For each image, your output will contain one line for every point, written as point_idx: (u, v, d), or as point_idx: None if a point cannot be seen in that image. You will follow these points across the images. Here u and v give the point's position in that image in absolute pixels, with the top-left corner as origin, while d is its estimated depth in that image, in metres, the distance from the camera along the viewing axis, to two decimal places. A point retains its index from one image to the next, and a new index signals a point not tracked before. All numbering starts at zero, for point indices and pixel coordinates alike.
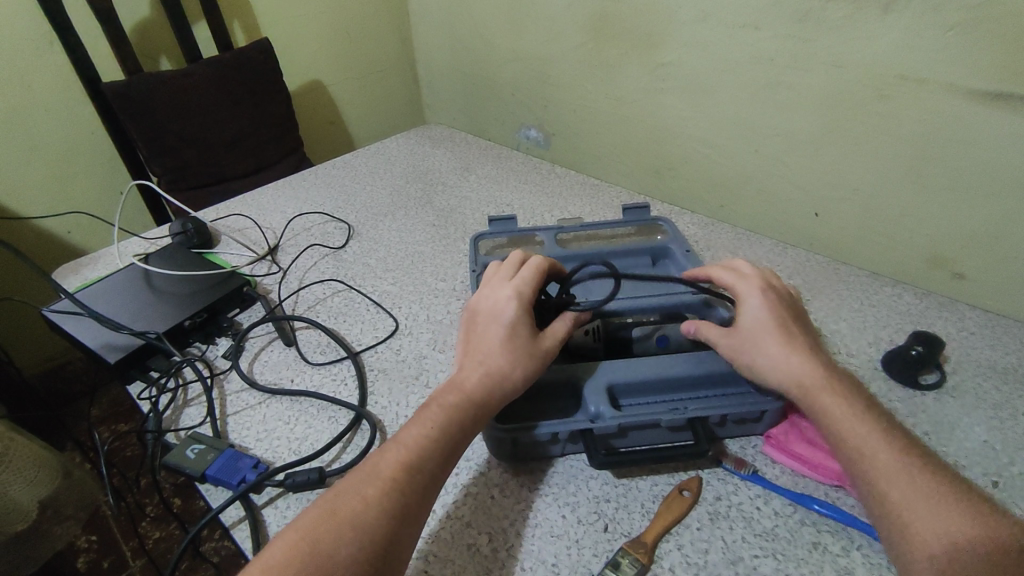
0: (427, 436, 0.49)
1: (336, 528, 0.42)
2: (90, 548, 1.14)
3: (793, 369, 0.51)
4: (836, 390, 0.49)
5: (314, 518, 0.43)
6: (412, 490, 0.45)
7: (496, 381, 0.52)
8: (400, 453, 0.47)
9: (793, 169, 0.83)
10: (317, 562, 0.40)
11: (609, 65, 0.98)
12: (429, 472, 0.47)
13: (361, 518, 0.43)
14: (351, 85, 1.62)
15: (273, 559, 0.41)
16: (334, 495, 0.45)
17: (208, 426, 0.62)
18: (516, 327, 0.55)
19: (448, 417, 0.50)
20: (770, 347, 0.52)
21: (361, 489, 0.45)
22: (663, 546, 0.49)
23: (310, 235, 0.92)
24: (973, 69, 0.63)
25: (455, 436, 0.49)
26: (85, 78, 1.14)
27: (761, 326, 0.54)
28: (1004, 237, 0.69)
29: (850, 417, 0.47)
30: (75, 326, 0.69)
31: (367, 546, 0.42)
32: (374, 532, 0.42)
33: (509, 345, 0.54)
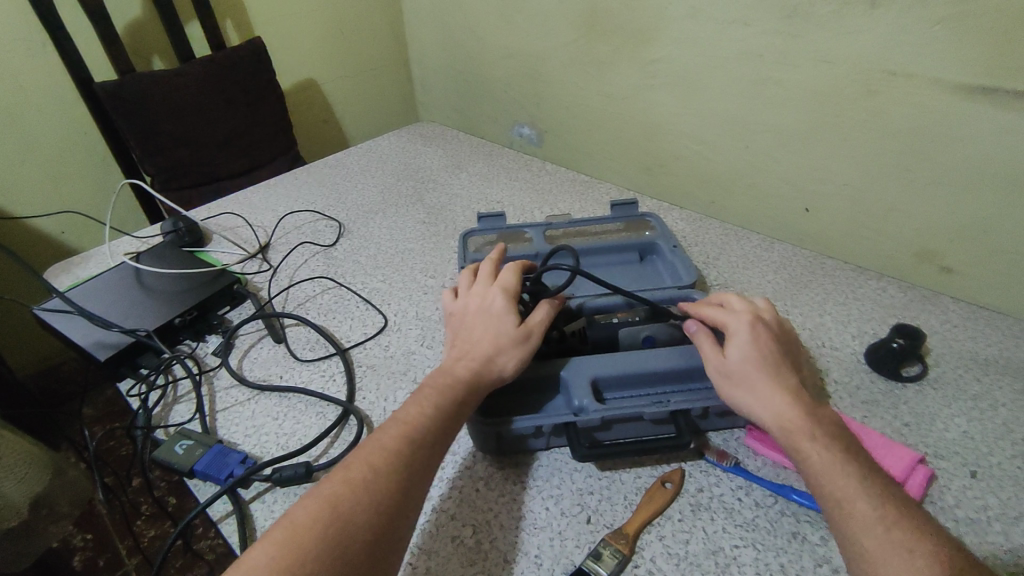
0: (428, 411, 0.49)
1: (353, 493, 0.43)
2: (85, 546, 1.14)
3: (777, 412, 0.48)
4: (819, 436, 0.46)
5: (333, 484, 0.43)
6: (419, 459, 0.46)
7: (484, 367, 0.53)
8: (404, 427, 0.48)
9: (780, 164, 0.84)
10: (338, 524, 0.41)
11: (600, 62, 0.99)
12: (433, 444, 0.48)
13: (375, 484, 0.43)
14: (346, 83, 1.62)
15: (295, 520, 0.41)
16: (347, 464, 0.45)
17: (197, 422, 0.62)
18: (499, 317, 0.56)
19: (443, 396, 0.50)
20: (758, 387, 0.49)
21: (371, 458, 0.45)
22: (644, 537, 0.49)
23: (301, 233, 0.93)
24: (957, 63, 0.64)
25: (452, 413, 0.50)
26: (78, 78, 1.14)
27: (747, 365, 0.50)
28: (987, 230, 0.69)
29: (831, 465, 0.44)
30: (66, 324, 0.69)
31: (383, 510, 0.42)
32: (389, 498, 0.43)
33: (496, 333, 0.55)
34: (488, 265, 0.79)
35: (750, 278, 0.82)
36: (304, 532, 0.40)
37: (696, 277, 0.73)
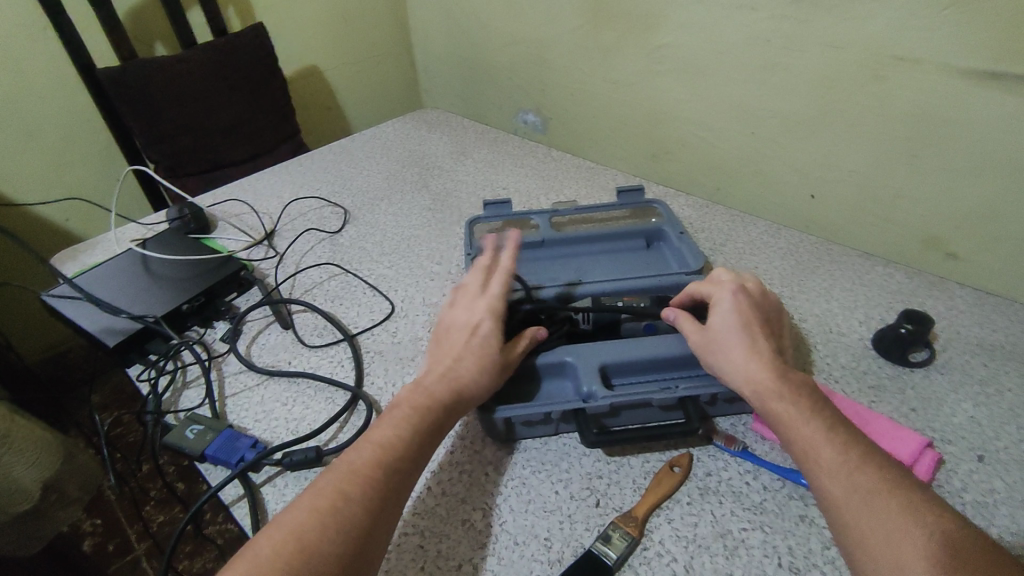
0: (400, 434, 0.48)
1: (321, 523, 0.41)
2: (95, 531, 1.15)
3: (749, 371, 0.49)
4: (789, 393, 0.47)
5: (300, 513, 0.42)
6: (391, 486, 0.45)
7: (460, 387, 0.52)
8: (376, 450, 0.47)
9: (788, 150, 0.84)
10: (306, 559, 0.39)
11: (606, 47, 0.98)
12: (404, 470, 0.47)
13: (344, 514, 0.42)
14: (348, 70, 1.61)
15: (259, 551, 0.40)
16: (316, 490, 0.44)
17: (207, 407, 0.63)
18: (487, 343, 0.55)
19: (421, 418, 0.50)
20: (733, 352, 0.51)
21: (339, 483, 0.44)
22: (653, 520, 0.50)
23: (306, 220, 0.93)
24: (968, 48, 0.63)
25: (425, 437, 0.49)
26: (80, 65, 1.14)
27: (722, 329, 0.52)
28: (996, 217, 0.69)
29: (801, 420, 0.45)
30: (74, 310, 0.70)
31: (350, 540, 0.41)
32: (358, 528, 0.42)
33: (476, 355, 0.54)
34: (494, 252, 0.79)
35: (757, 264, 0.82)
36: (268, 563, 0.39)
37: (703, 262, 0.73)
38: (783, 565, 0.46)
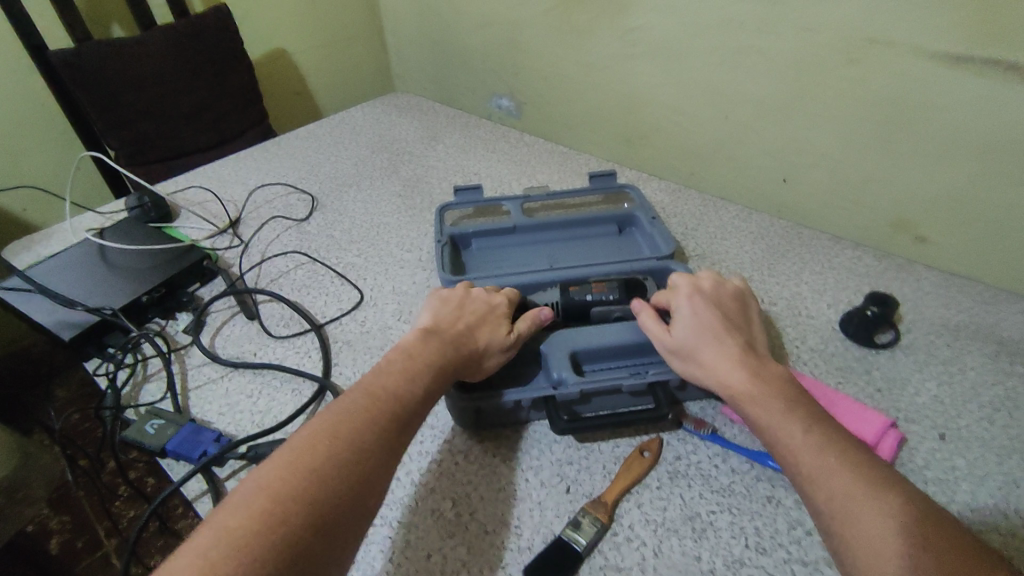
0: (410, 388, 0.47)
1: (336, 462, 0.40)
2: (63, 528, 1.13)
3: (724, 376, 0.49)
4: (765, 393, 0.47)
5: (314, 449, 0.40)
6: (399, 439, 0.44)
7: (476, 352, 0.53)
8: (387, 400, 0.45)
9: (758, 134, 0.84)
10: (321, 497, 0.38)
11: (578, 30, 0.97)
12: (410, 426, 0.45)
13: (357, 457, 0.41)
14: (317, 53, 1.57)
15: (266, 480, 0.37)
16: (329, 430, 0.42)
17: (168, 401, 0.61)
18: (503, 324, 0.56)
19: (431, 373, 0.49)
20: (705, 359, 0.50)
21: (352, 426, 0.42)
22: (623, 505, 0.50)
23: (272, 207, 0.91)
24: (939, 32, 0.63)
25: (433, 392, 0.48)
26: (32, 47, 1.09)
27: (690, 336, 0.52)
28: (962, 199, 0.70)
29: (778, 420, 0.45)
30: (27, 303, 0.67)
31: (361, 485, 0.40)
32: (369, 474, 0.40)
33: (496, 327, 0.56)
34: (465, 239, 0.78)
35: (728, 248, 0.82)
36: (284, 495, 0.37)
37: (674, 247, 0.73)
38: (750, 545, 0.47)
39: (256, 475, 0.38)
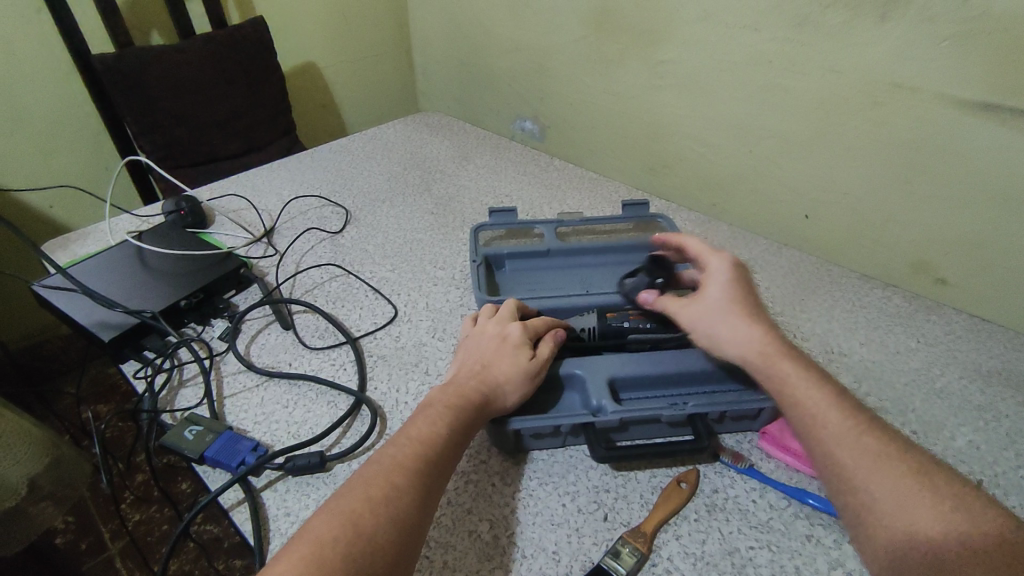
0: (439, 431, 0.49)
1: (374, 512, 0.42)
2: (67, 529, 1.12)
3: (748, 342, 0.53)
4: (791, 355, 0.52)
5: (353, 500, 0.43)
6: (434, 481, 0.46)
7: (492, 391, 0.53)
8: (419, 445, 0.48)
9: (786, 172, 0.85)
10: (361, 545, 0.40)
11: (609, 60, 0.98)
12: (445, 467, 0.48)
13: (394, 504, 0.43)
14: (346, 68, 1.60)
15: (317, 537, 0.40)
16: (366, 480, 0.44)
17: (205, 407, 0.61)
18: (517, 348, 0.56)
19: (454, 413, 0.50)
20: (737, 327, 0.54)
21: (388, 474, 0.45)
22: (661, 536, 0.50)
23: (306, 219, 0.92)
24: (965, 80, 0.64)
25: (463, 433, 0.50)
26: (73, 50, 1.11)
27: (721, 303, 0.56)
28: (988, 245, 0.71)
29: (803, 382, 0.50)
30: (66, 302, 0.67)
31: (401, 530, 0.42)
32: (407, 519, 0.43)
33: (507, 359, 0.55)
34: (499, 260, 0.79)
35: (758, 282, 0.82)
36: (328, 548, 0.40)
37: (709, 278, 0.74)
38: None
39: (308, 531, 0.41)
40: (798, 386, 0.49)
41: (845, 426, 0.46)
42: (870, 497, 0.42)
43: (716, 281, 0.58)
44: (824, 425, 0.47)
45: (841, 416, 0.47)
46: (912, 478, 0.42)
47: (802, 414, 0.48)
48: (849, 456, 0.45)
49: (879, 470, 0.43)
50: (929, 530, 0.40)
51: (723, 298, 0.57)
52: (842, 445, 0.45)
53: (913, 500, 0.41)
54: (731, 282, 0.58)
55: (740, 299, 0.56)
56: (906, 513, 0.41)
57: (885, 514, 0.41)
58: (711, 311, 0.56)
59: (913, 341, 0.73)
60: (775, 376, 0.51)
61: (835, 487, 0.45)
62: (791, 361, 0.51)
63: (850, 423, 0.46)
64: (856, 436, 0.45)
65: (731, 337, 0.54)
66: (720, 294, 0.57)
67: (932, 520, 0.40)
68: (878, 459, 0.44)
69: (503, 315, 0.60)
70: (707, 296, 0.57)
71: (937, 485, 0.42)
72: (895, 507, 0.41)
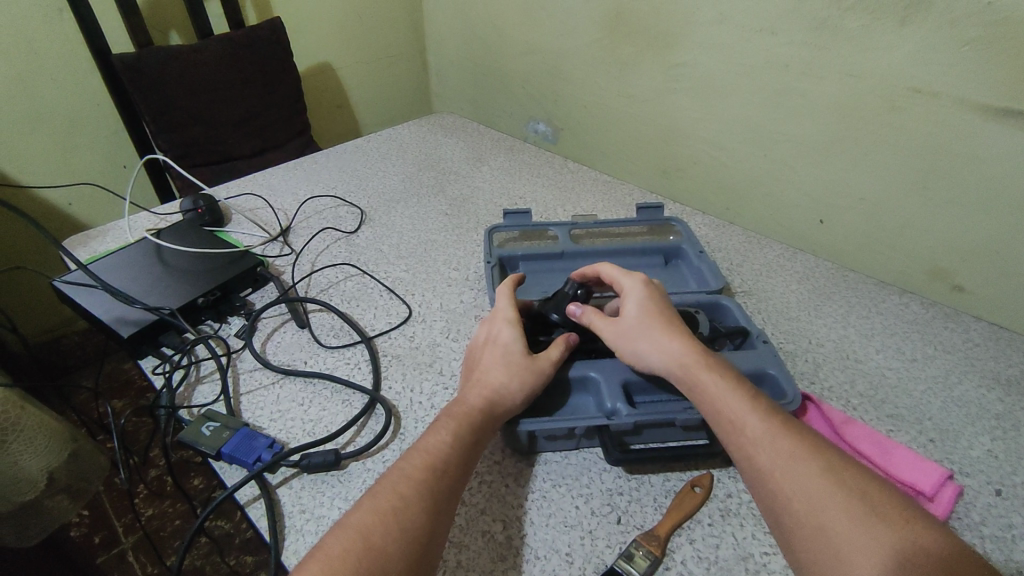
0: (446, 442, 0.49)
1: (384, 524, 0.43)
2: (82, 522, 1.13)
3: (669, 355, 0.54)
4: (710, 365, 0.52)
5: (362, 514, 0.43)
6: (445, 491, 0.46)
7: (497, 396, 0.53)
8: (427, 457, 0.48)
9: (801, 176, 0.84)
10: (373, 558, 0.41)
11: (624, 63, 0.98)
12: (457, 478, 0.48)
13: (405, 516, 0.43)
14: (360, 69, 1.61)
15: (333, 553, 0.41)
16: (374, 493, 0.45)
17: (221, 404, 0.62)
18: (511, 349, 0.57)
19: (460, 423, 0.51)
20: (658, 340, 0.55)
21: (397, 487, 0.45)
22: (675, 540, 0.50)
23: (322, 218, 0.92)
24: (985, 85, 0.64)
25: (472, 443, 0.50)
26: (95, 49, 1.12)
27: (641, 317, 0.57)
28: (1007, 252, 0.70)
29: (722, 392, 0.50)
30: (87, 298, 0.68)
31: (413, 541, 0.42)
32: (419, 530, 0.43)
33: (506, 363, 0.55)
34: (512, 262, 0.79)
35: (773, 287, 0.82)
36: (341, 563, 0.40)
37: (723, 282, 0.74)
38: None
39: (323, 548, 0.41)
40: (716, 396, 0.50)
41: (762, 431, 0.47)
42: (791, 505, 0.43)
43: (633, 298, 0.59)
44: (743, 432, 0.47)
45: (759, 421, 0.48)
46: (826, 479, 0.43)
47: (721, 422, 0.49)
48: (767, 460, 0.45)
49: (795, 473, 0.44)
50: (840, 533, 0.40)
51: (641, 315, 0.57)
52: (760, 451, 0.46)
53: (831, 506, 0.42)
54: (647, 298, 0.58)
55: (659, 313, 0.57)
56: (821, 514, 0.41)
57: (801, 517, 0.42)
58: (631, 328, 0.56)
59: (931, 349, 0.72)
60: (698, 389, 0.51)
61: (759, 493, 0.45)
62: (709, 371, 0.52)
63: (767, 431, 0.47)
64: (772, 440, 0.46)
65: (653, 352, 0.54)
66: (638, 310, 0.57)
67: (844, 521, 0.41)
68: (795, 466, 0.44)
69: (492, 318, 0.62)
70: (626, 313, 0.58)
71: (850, 488, 0.43)
72: (810, 509, 0.42)
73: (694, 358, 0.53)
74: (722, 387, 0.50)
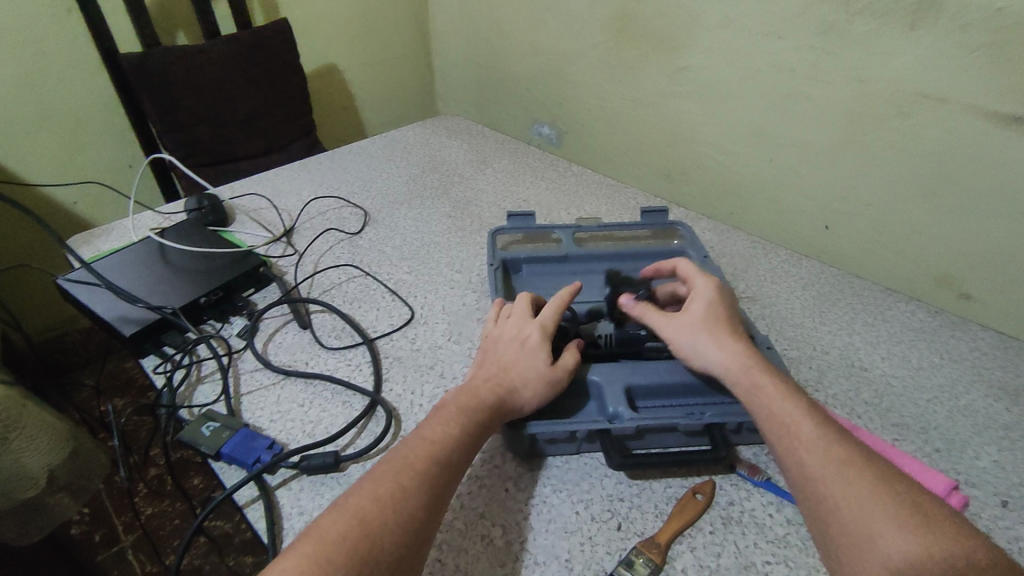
0: (450, 432, 0.49)
1: (381, 511, 0.42)
2: (82, 520, 1.13)
3: (731, 353, 0.53)
4: (767, 368, 0.51)
5: (361, 499, 0.43)
6: (443, 481, 0.46)
7: (506, 395, 0.53)
8: (430, 446, 0.48)
9: (807, 182, 0.84)
10: (367, 544, 0.40)
11: (629, 66, 0.98)
12: (456, 469, 0.48)
13: (402, 504, 0.43)
14: (366, 71, 1.61)
15: (328, 536, 0.41)
16: (376, 478, 0.45)
17: (222, 404, 0.61)
18: (535, 352, 0.56)
19: (467, 415, 0.51)
20: (720, 338, 0.54)
21: (398, 474, 0.45)
22: (676, 547, 0.49)
23: (325, 219, 0.92)
24: (994, 91, 0.63)
25: (475, 436, 0.50)
26: (103, 48, 1.13)
27: (703, 317, 0.56)
28: (1015, 260, 0.70)
29: (777, 394, 0.49)
30: (89, 296, 0.68)
31: (407, 532, 0.42)
32: (414, 520, 0.43)
33: (528, 365, 0.55)
34: (516, 264, 0.79)
35: (777, 293, 0.81)
36: (334, 547, 0.40)
37: (727, 288, 0.73)
38: None
39: (318, 530, 0.41)
40: (774, 396, 0.49)
41: (814, 437, 0.46)
42: (838, 511, 0.42)
43: (701, 297, 0.58)
44: (793, 434, 0.46)
45: (813, 425, 0.47)
46: (877, 488, 0.42)
47: (775, 422, 0.48)
48: (816, 465, 0.44)
49: (844, 480, 0.43)
50: (888, 538, 0.39)
51: (706, 315, 0.57)
52: (811, 453, 0.45)
53: (879, 511, 0.40)
54: (715, 299, 0.58)
55: (724, 318, 0.57)
56: (871, 520, 0.40)
57: (847, 523, 0.41)
58: (694, 324, 0.56)
59: (937, 357, 0.72)
60: (756, 388, 0.50)
61: (805, 496, 0.44)
62: (768, 373, 0.51)
63: (820, 434, 0.46)
64: (825, 447, 0.45)
65: (716, 348, 0.54)
66: (703, 311, 0.57)
67: (895, 530, 0.39)
68: (844, 470, 0.43)
69: (523, 315, 0.61)
70: (692, 310, 0.57)
71: (900, 495, 0.41)
72: (861, 517, 0.40)
73: (757, 361, 0.52)
74: (781, 389, 0.50)
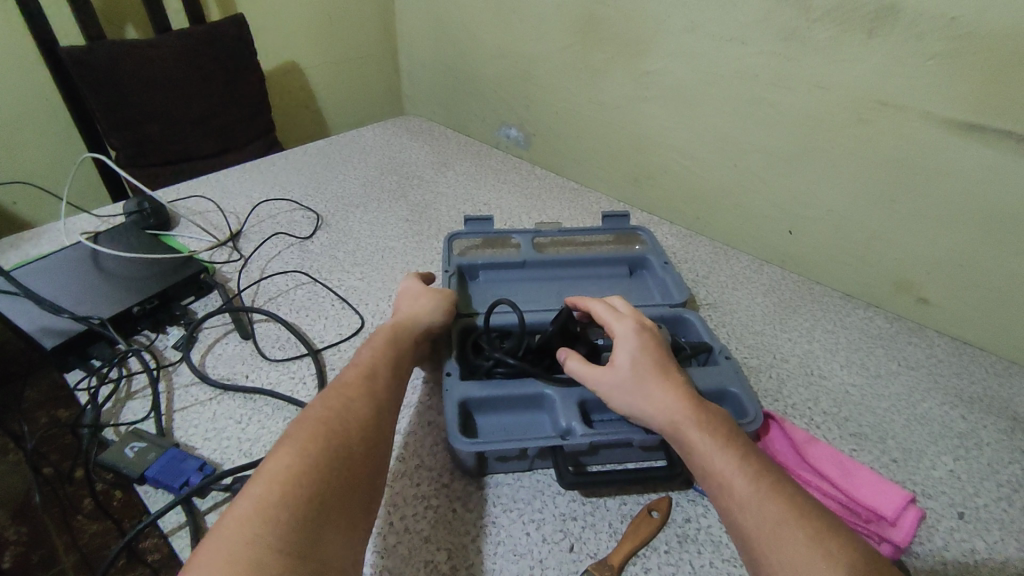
0: (368, 353, 0.52)
1: (341, 418, 0.43)
2: (18, 541, 1.06)
3: (665, 406, 0.48)
4: (704, 421, 0.47)
5: (321, 409, 0.44)
6: (384, 388, 0.48)
7: (408, 314, 0.59)
8: (362, 367, 0.50)
9: (770, 187, 0.83)
10: (337, 441, 0.41)
11: (595, 68, 0.96)
12: (380, 410, 0.46)
13: (354, 409, 0.45)
14: (329, 69, 1.56)
15: (298, 436, 0.41)
16: (324, 395, 0.46)
17: (151, 421, 0.57)
18: (409, 288, 0.63)
19: (377, 337, 0.54)
20: (650, 390, 0.50)
21: (343, 391, 0.46)
22: (628, 569, 0.47)
23: (276, 223, 0.88)
24: (953, 99, 0.63)
25: (397, 350, 0.53)
26: (42, 43, 1.06)
27: (633, 368, 0.51)
28: (972, 268, 0.69)
29: (712, 449, 0.45)
30: (9, 306, 0.63)
31: (366, 426, 0.44)
32: (371, 420, 0.45)
33: (409, 297, 0.62)
34: (472, 269, 0.76)
35: (738, 300, 0.80)
36: (309, 444, 0.40)
37: (687, 296, 0.71)
38: None
39: (286, 434, 0.41)
40: (710, 455, 0.44)
41: (750, 492, 0.41)
42: None
43: (625, 346, 0.53)
44: (728, 491, 0.42)
45: (748, 482, 0.42)
46: (811, 551, 0.37)
47: (710, 484, 0.44)
48: (753, 526, 0.40)
49: (783, 543, 0.38)
50: None
51: (633, 365, 0.51)
52: (746, 514, 0.40)
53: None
54: (640, 347, 0.53)
55: (657, 361, 0.52)
56: None
57: None
58: (623, 380, 0.51)
59: (896, 365, 0.71)
60: (692, 448, 0.46)
61: (746, 560, 0.40)
62: (701, 428, 0.46)
63: (754, 490, 0.41)
64: (760, 505, 0.40)
65: (649, 404, 0.49)
66: (630, 361, 0.52)
67: None
68: (779, 533, 0.39)
69: None
70: (618, 362, 0.52)
71: (840, 557, 0.37)
72: None
73: (695, 412, 0.48)
74: (718, 445, 0.45)
